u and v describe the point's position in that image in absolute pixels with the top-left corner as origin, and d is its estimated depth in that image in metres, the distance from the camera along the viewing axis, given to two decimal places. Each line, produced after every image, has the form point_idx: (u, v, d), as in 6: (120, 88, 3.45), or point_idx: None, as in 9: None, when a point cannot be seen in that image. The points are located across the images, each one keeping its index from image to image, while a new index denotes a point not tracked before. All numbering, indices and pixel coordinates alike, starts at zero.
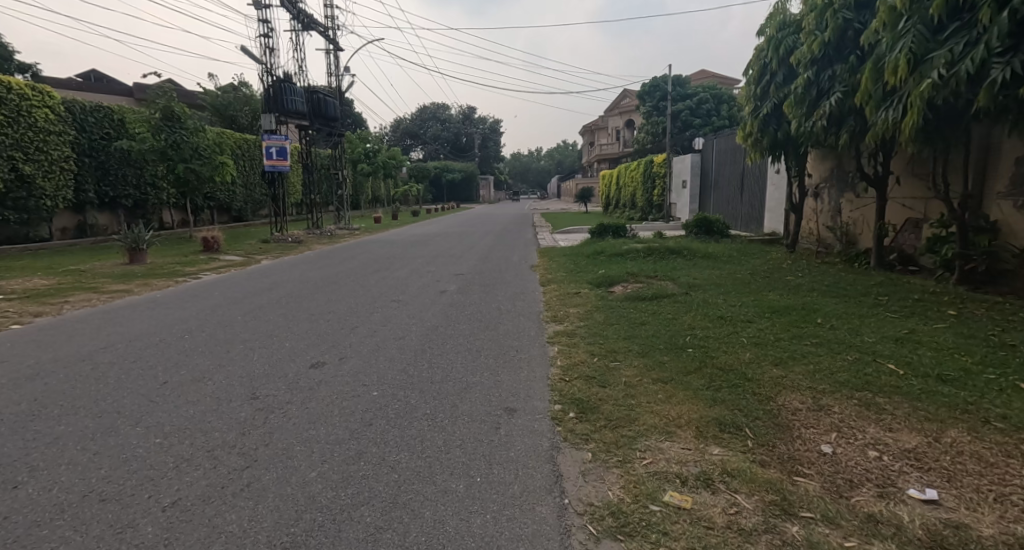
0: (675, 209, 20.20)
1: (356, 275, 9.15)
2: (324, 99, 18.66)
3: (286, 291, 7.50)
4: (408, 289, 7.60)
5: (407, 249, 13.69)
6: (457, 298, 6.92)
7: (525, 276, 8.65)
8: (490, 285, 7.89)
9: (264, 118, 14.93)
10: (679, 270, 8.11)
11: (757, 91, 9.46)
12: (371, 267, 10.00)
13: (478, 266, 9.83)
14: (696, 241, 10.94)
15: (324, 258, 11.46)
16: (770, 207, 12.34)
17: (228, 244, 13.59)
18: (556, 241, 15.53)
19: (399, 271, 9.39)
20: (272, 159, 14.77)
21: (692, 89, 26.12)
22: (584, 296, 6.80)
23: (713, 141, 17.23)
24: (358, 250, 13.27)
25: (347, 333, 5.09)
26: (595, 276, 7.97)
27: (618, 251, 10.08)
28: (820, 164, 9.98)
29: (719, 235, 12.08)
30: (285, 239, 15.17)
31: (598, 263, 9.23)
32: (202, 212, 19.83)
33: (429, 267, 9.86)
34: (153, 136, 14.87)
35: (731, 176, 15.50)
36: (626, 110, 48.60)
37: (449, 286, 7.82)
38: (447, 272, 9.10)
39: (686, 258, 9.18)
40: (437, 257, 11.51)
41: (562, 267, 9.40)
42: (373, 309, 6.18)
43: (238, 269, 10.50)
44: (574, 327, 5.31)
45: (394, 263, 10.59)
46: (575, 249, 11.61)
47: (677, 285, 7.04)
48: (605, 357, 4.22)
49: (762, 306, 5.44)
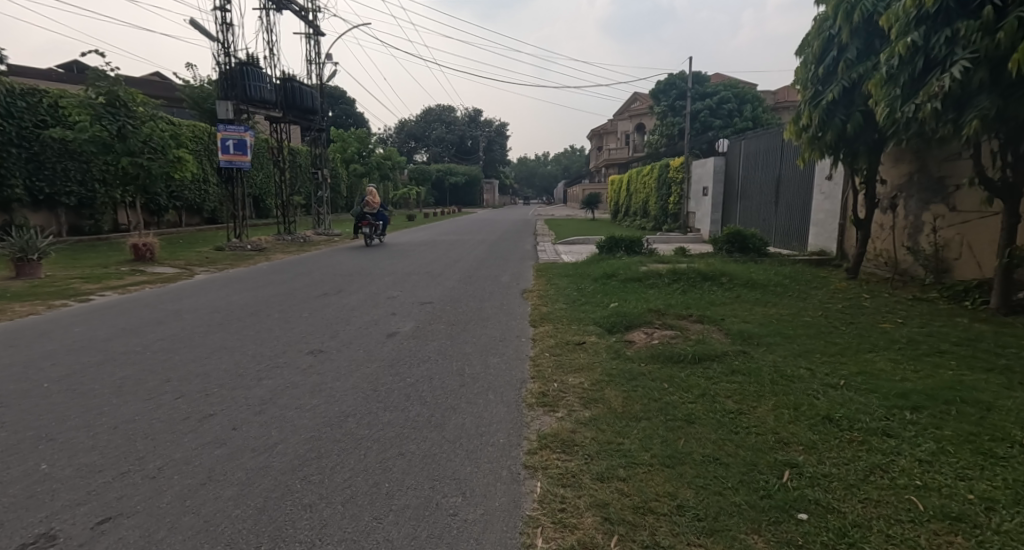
0: (692, 218, 18.12)
1: (294, 300, 7.06)
2: (300, 88, 16.64)
3: (175, 328, 5.44)
4: (346, 327, 5.50)
5: (382, 261, 11.65)
6: (408, 348, 4.80)
7: (509, 310, 6.54)
8: (459, 323, 5.78)
9: (220, 105, 12.92)
10: (718, 307, 5.98)
11: (820, 72, 7.33)
12: (319, 290, 7.92)
13: (453, 292, 7.72)
14: (731, 262, 8.79)
15: (271, 275, 9.40)
16: (818, 221, 10.17)
17: (169, 252, 11.62)
18: (559, 255, 13.42)
19: (350, 297, 7.29)
20: (229, 154, 12.84)
21: (712, 87, 23.99)
22: (588, 350, 4.69)
23: (741, 142, 15.07)
24: (322, 263, 11.23)
25: (181, 432, 2.95)
26: (607, 313, 5.86)
27: (634, 272, 7.99)
28: (894, 167, 7.83)
29: (756, 253, 9.96)
30: (243, 247, 13.20)
31: (609, 291, 7.13)
32: (165, 212, 18.01)
33: (392, 291, 7.77)
34: (94, 125, 12.95)
35: (764, 182, 13.38)
36: (637, 114, 46.54)
37: (404, 324, 5.70)
38: (411, 301, 6.98)
39: (724, 286, 7.08)
40: (411, 275, 9.47)
41: (563, 294, 7.31)
42: (267, 371, 4.07)
43: (158, 286, 8.47)
44: (572, 424, 3.19)
45: (351, 283, 8.50)
46: (579, 267, 9.50)
47: (723, 334, 4.91)
48: (631, 536, 2.09)
49: (883, 388, 3.30)
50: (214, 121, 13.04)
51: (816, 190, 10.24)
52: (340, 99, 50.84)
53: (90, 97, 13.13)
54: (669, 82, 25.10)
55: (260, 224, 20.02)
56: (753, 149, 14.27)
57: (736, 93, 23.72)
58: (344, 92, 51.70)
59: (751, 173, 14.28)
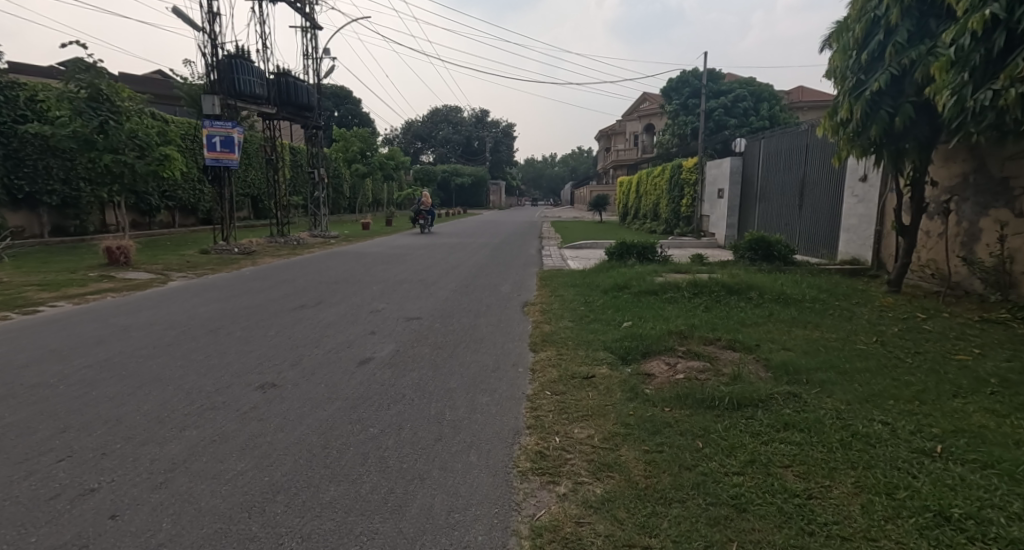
0: (706, 222, 17.22)
1: (264, 314, 6.24)
2: (295, 84, 15.86)
3: (114, 350, 4.64)
4: (313, 351, 4.68)
5: (375, 267, 10.85)
6: (380, 382, 3.97)
7: (506, 328, 5.69)
8: (447, 347, 4.94)
9: (205, 99, 12.10)
10: (749, 329, 5.13)
11: (863, 58, 6.42)
12: (297, 301, 7.11)
13: (446, 305, 6.90)
14: (756, 272, 7.92)
15: (251, 283, 8.60)
16: (850, 227, 9.28)
17: (148, 256, 10.88)
18: (565, 260, 12.54)
19: (328, 311, 6.47)
20: (215, 151, 12.12)
21: (727, 85, 23.10)
22: (597, 388, 3.85)
23: (760, 141, 14.15)
24: (310, 269, 10.44)
25: (35, 524, 2.11)
26: (620, 336, 5.02)
27: (648, 283, 7.15)
28: (945, 167, 6.92)
29: (781, 261, 9.07)
30: (230, 250, 12.45)
31: (620, 306, 6.31)
32: (156, 212, 17.34)
33: (377, 303, 6.95)
34: (74, 121, 12.20)
35: (786, 184, 12.49)
36: (646, 114, 45.62)
37: (383, 348, 4.88)
38: (397, 317, 6.16)
39: (753, 300, 6.22)
40: (403, 283, 8.67)
41: (569, 309, 6.47)
42: (196, 414, 3.23)
43: (123, 295, 7.69)
44: (578, 510, 2.35)
45: (335, 293, 7.69)
46: (587, 276, 8.65)
47: (761, 366, 4.06)
48: None
49: (1001, 463, 2.45)
50: (199, 116, 12.24)
51: (847, 192, 9.34)
52: (345, 98, 50.29)
53: (71, 90, 12.39)
54: (682, 79, 24.22)
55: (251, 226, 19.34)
56: (773, 149, 13.38)
57: (751, 92, 22.80)
58: (350, 91, 51.15)
59: (771, 175, 13.39)
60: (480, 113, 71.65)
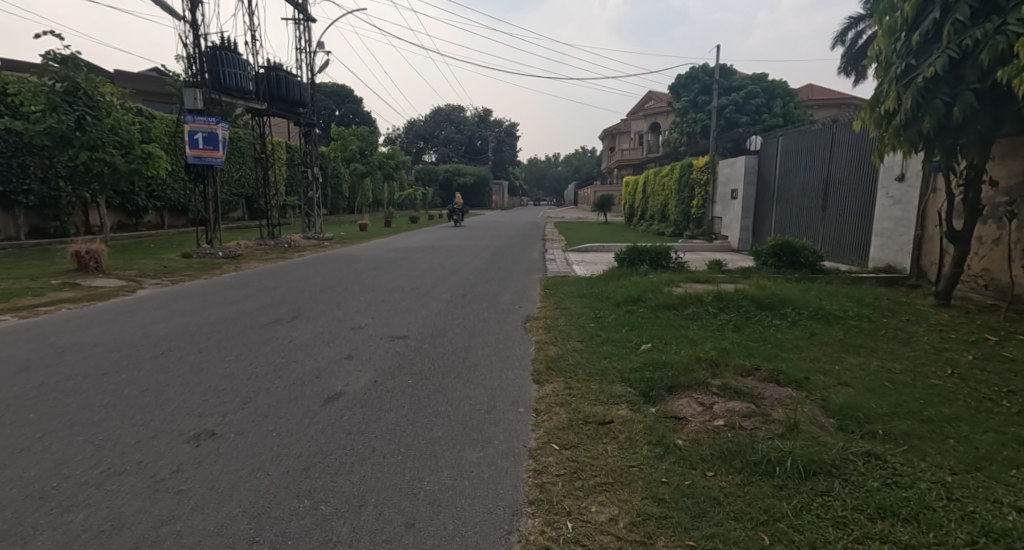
0: (717, 224, 16.46)
1: (231, 332, 5.48)
2: (286, 78, 15.11)
3: (35, 381, 3.88)
4: (274, 383, 3.92)
5: (366, 273, 10.11)
6: (348, 428, 3.20)
7: (505, 351, 4.93)
8: (435, 377, 4.18)
9: (185, 92, 11.31)
10: (790, 355, 4.36)
11: (914, 41, 5.63)
12: (272, 314, 6.35)
13: (438, 321, 6.14)
14: (785, 282, 7.15)
15: (227, 293, 7.87)
16: (884, 231, 8.49)
17: (123, 260, 10.16)
18: (570, 265, 11.79)
19: (304, 329, 5.71)
20: (197, 149, 11.37)
21: (738, 81, 22.28)
22: (617, 441, 3.06)
23: (777, 139, 13.34)
24: (296, 276, 9.69)
25: None
26: (638, 366, 4.26)
27: (666, 295, 6.40)
28: (1003, 164, 6.13)
29: (808, 268, 8.31)
30: (214, 253, 11.72)
31: (636, 324, 5.55)
32: (144, 213, 16.64)
33: (362, 318, 6.19)
34: (50, 116, 11.48)
35: (808, 184, 11.70)
36: (651, 113, 44.79)
37: (360, 378, 4.11)
38: (382, 336, 5.40)
39: (788, 317, 5.45)
40: (394, 293, 7.92)
41: (577, 327, 5.71)
42: (96, 484, 2.46)
43: (82, 306, 6.96)
44: None
45: (317, 306, 6.93)
46: (596, 286, 7.90)
47: (819, 408, 3.28)
48: None
49: None
50: (180, 111, 11.47)
51: (881, 193, 8.56)
52: (345, 97, 49.61)
53: (45, 83, 11.65)
54: (691, 75, 23.44)
55: (237, 227, 18.68)
56: (793, 146, 12.57)
57: (763, 88, 21.99)
58: (350, 90, 50.47)
59: (790, 174, 12.58)
60: (482, 112, 70.92)
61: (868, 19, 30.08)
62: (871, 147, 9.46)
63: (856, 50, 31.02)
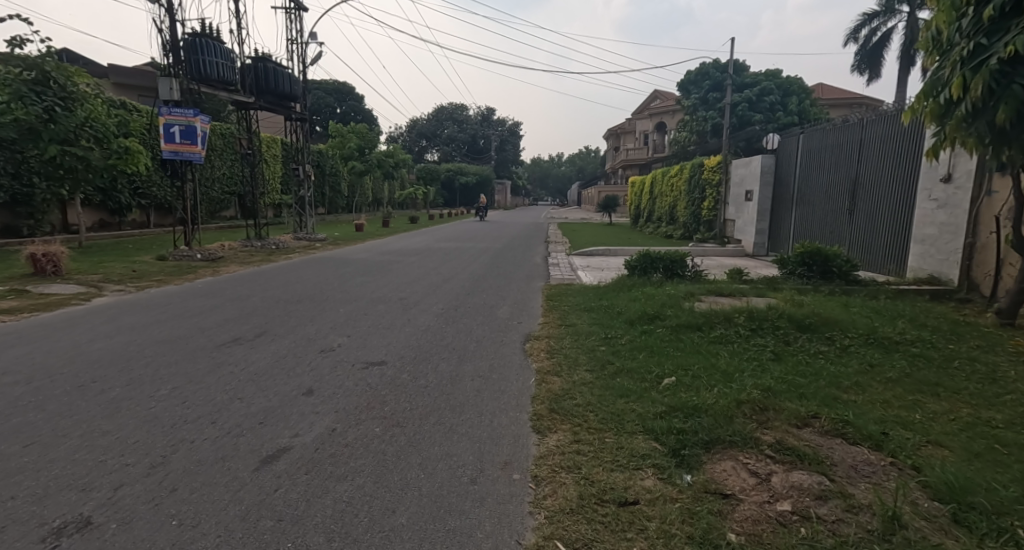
0: (730, 227, 15.62)
1: (177, 354, 4.65)
2: (275, 70, 14.26)
3: None
4: (204, 431, 3.08)
5: (353, 280, 9.28)
6: (280, 512, 2.36)
7: (500, 385, 4.10)
8: (411, 424, 3.34)
9: (161, 83, 10.48)
10: (851, 394, 3.51)
11: (987, 15, 4.75)
12: (233, 332, 5.51)
13: (424, 342, 5.30)
14: (821, 296, 6.30)
15: (192, 303, 7.02)
16: (927, 238, 7.64)
17: (88, 264, 9.34)
18: (574, 271, 10.96)
19: (265, 351, 4.86)
20: (174, 143, 10.56)
21: (751, 77, 21.41)
22: (648, 539, 2.21)
23: (797, 137, 12.48)
24: (275, 282, 8.86)
25: None
26: (664, 410, 3.42)
27: (687, 312, 5.55)
28: None
29: (841, 278, 7.48)
30: (191, 256, 10.90)
31: (654, 350, 4.72)
32: (128, 211, 15.86)
33: (337, 337, 5.35)
34: (14, 106, 10.60)
35: (834, 185, 10.84)
36: (657, 112, 43.81)
37: (315, 425, 3.28)
38: (356, 362, 4.56)
39: (836, 341, 4.59)
40: (379, 304, 7.10)
41: (586, 352, 4.88)
42: None
43: (19, 317, 6.11)
44: None
45: (288, 320, 6.10)
46: (605, 297, 7.06)
47: (919, 487, 2.43)
48: None
49: None
50: (155, 102, 10.64)
51: (923, 195, 7.70)
52: (347, 94, 48.85)
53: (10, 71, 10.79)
54: (700, 71, 22.86)
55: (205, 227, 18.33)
56: (816, 144, 11.69)
57: (778, 84, 21.05)
58: (351, 88, 49.62)
59: (812, 174, 11.70)
60: (485, 111, 70.14)
61: (883, 16, 29.20)
62: (910, 144, 8.60)
63: (871, 47, 30.10)
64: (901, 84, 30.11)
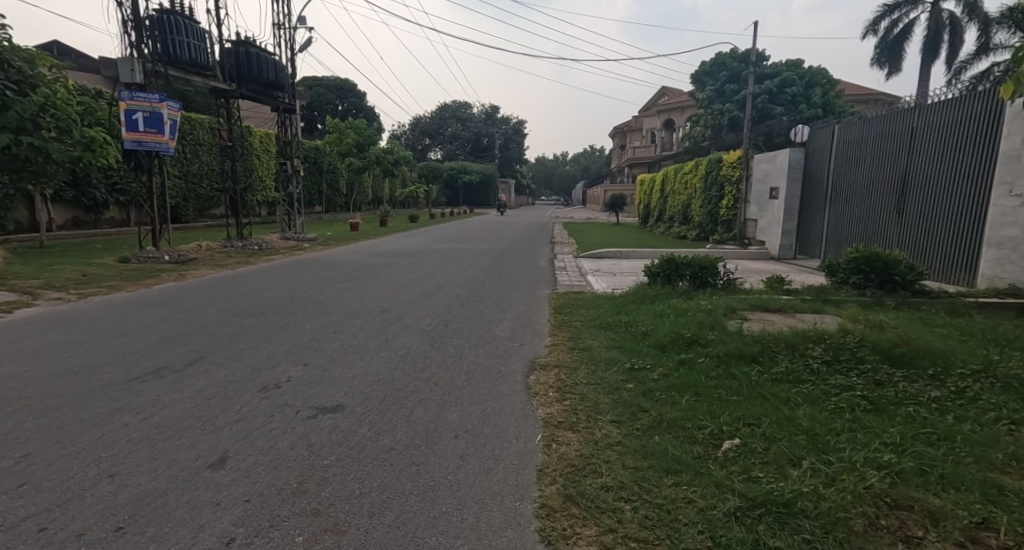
0: (751, 227, 14.45)
1: (65, 393, 3.47)
2: (259, 55, 13.14)
3: None
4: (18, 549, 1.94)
5: (334, 287, 8.12)
6: None
7: (492, 451, 2.93)
8: (354, 529, 2.18)
9: (122, 65, 9.37)
10: (1017, 479, 2.37)
11: None
12: (161, 358, 4.35)
13: (399, 376, 4.13)
14: (894, 313, 5.13)
15: (131, 317, 5.86)
16: (1006, 240, 6.45)
17: (34, 268, 8.21)
18: (585, 275, 9.81)
19: (187, 387, 3.69)
20: (137, 131, 9.42)
21: (772, 68, 20.28)
22: None
23: (831, 128, 11.27)
24: (243, 290, 7.71)
25: None
26: (740, 508, 2.26)
27: (734, 337, 4.38)
28: None
29: (903, 287, 6.31)
30: (157, 258, 9.76)
31: (700, 393, 3.55)
32: (104, 208, 14.78)
33: (289, 368, 4.19)
34: None
35: (877, 181, 9.63)
36: (666, 109, 42.55)
37: (204, 532, 2.11)
38: (301, 408, 3.39)
39: (945, 382, 3.42)
40: (356, 320, 5.95)
41: (608, 393, 3.72)
42: None
43: None
44: None
45: (237, 342, 4.93)
46: (625, 312, 5.91)
47: None
48: None
49: None
50: (116, 86, 9.50)
51: (1004, 190, 6.50)
52: (349, 91, 47.94)
53: None
54: (716, 62, 21.75)
55: (185, 227, 17.23)
56: (854, 137, 10.49)
57: (800, 75, 19.89)
58: (353, 84, 48.68)
59: (849, 170, 10.52)
60: (489, 109, 69.07)
61: (905, 6, 27.87)
62: (977, 135, 7.43)
63: (892, 39, 28.77)
64: (923, 78, 28.79)
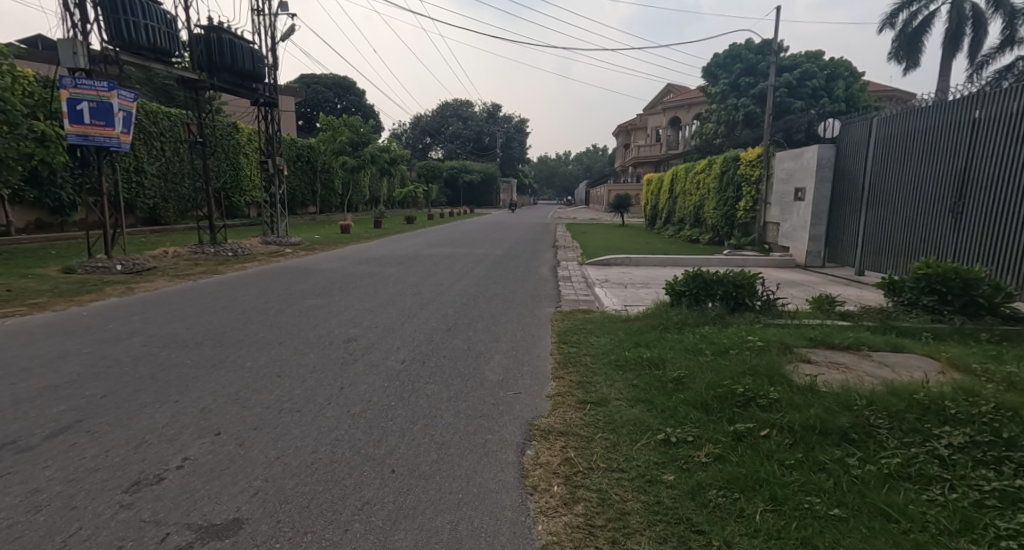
0: (771, 232, 13.28)
1: None
2: (232, 42, 11.95)
3: None
4: None
5: (301, 304, 6.96)
6: None
7: None
8: None
9: (64, 49, 8.24)
10: None
11: None
12: (19, 422, 3.17)
13: (342, 455, 2.93)
14: (1003, 354, 3.92)
15: (27, 351, 4.68)
16: None
17: None
18: (593, 287, 8.65)
19: (18, 485, 2.49)
20: (82, 124, 8.28)
21: (790, 59, 19.05)
22: None
23: (868, 120, 9.99)
24: (191, 309, 6.53)
25: None
26: None
27: (807, 399, 3.15)
28: None
29: (989, 311, 5.10)
30: (107, 268, 8.61)
31: (783, 500, 2.34)
32: (71, 209, 13.71)
33: (191, 442, 3.01)
34: None
35: (929, 179, 8.37)
36: (672, 106, 41.25)
37: None
38: (170, 533, 2.20)
39: None
40: (313, 354, 4.77)
41: (642, 494, 2.51)
42: None
43: None
44: None
45: (144, 392, 3.76)
46: (645, 344, 4.71)
47: None
48: None
49: None
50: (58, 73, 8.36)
51: None
52: (348, 88, 46.77)
53: None
54: (730, 54, 20.50)
55: (163, 230, 16.12)
56: (897, 131, 9.23)
57: (821, 67, 18.66)
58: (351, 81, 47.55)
59: (893, 167, 9.26)
60: (490, 107, 67.64)
61: None
62: None
63: (911, 31, 27.45)
64: (942, 73, 27.45)
